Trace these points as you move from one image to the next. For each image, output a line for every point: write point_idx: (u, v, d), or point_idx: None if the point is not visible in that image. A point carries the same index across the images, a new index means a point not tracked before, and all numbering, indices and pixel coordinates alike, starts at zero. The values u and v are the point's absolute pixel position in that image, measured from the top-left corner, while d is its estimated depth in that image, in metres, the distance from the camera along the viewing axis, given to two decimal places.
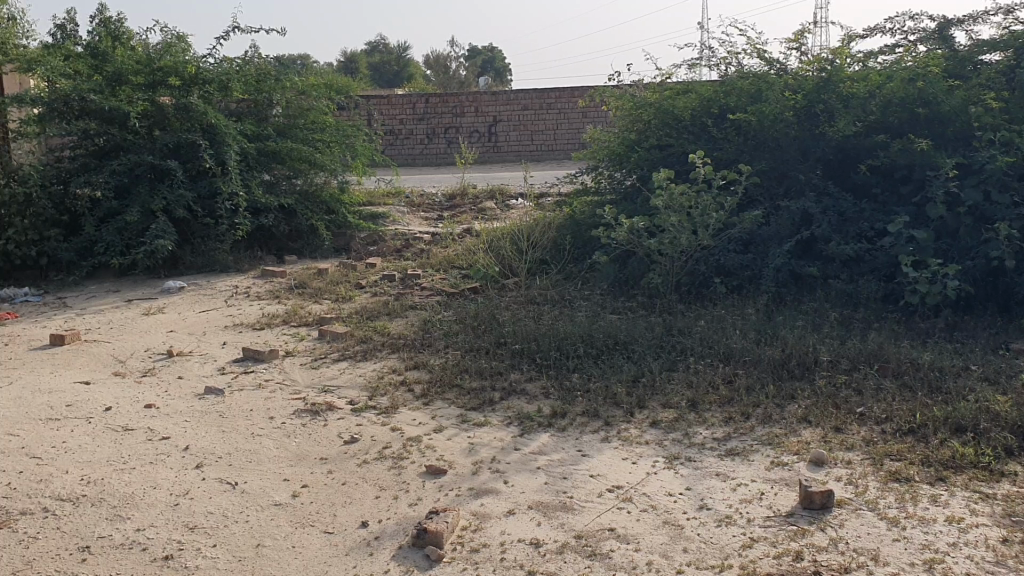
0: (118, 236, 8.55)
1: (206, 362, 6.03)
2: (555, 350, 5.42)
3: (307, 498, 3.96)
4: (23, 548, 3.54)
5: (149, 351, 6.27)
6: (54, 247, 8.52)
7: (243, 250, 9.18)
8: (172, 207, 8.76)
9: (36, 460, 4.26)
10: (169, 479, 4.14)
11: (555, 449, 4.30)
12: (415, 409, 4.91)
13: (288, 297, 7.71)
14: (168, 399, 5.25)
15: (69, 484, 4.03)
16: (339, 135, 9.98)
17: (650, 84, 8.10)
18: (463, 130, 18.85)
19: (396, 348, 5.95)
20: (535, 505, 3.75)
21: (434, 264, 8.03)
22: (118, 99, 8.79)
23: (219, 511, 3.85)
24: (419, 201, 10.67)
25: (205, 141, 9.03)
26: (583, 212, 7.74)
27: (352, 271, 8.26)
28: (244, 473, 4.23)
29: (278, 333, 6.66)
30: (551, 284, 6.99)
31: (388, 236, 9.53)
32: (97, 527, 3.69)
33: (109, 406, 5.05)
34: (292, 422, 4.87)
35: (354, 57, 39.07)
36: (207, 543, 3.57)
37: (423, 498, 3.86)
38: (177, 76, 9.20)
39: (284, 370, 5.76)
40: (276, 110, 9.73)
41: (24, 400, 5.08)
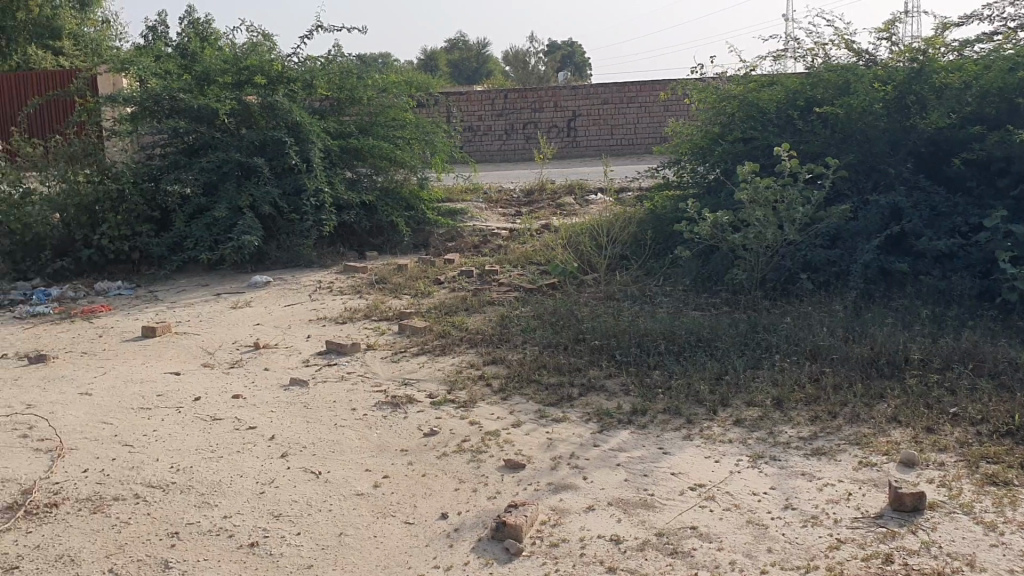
0: (206, 232, 8.79)
1: (290, 354, 6.15)
2: (635, 347, 5.37)
3: (388, 489, 3.99)
4: (116, 533, 3.65)
5: (237, 344, 6.42)
6: (146, 242, 8.80)
7: (325, 246, 9.33)
8: (257, 204, 8.96)
9: (128, 448, 4.40)
10: (254, 468, 4.23)
11: (635, 446, 4.26)
12: (493, 403, 4.91)
13: (368, 292, 7.80)
14: (254, 390, 5.37)
15: (159, 471, 4.15)
16: (419, 132, 10.01)
17: (733, 76, 7.97)
18: (542, 125, 18.83)
19: (474, 344, 5.97)
20: (616, 502, 3.71)
21: (513, 260, 8.04)
22: (207, 98, 9.04)
23: (303, 500, 3.91)
24: (497, 197, 10.70)
25: (290, 138, 9.21)
26: (664, 207, 7.66)
27: (431, 266, 8.32)
28: (326, 463, 4.29)
29: (360, 327, 6.75)
30: (631, 280, 6.92)
31: (467, 232, 9.55)
32: (186, 514, 3.78)
33: (197, 397, 5.19)
34: (373, 414, 4.92)
35: (434, 55, 39.44)
36: (291, 531, 3.64)
37: (502, 492, 3.85)
38: (263, 75, 9.42)
39: (366, 363, 5.83)
40: (358, 107, 9.87)
41: (118, 389, 5.26)
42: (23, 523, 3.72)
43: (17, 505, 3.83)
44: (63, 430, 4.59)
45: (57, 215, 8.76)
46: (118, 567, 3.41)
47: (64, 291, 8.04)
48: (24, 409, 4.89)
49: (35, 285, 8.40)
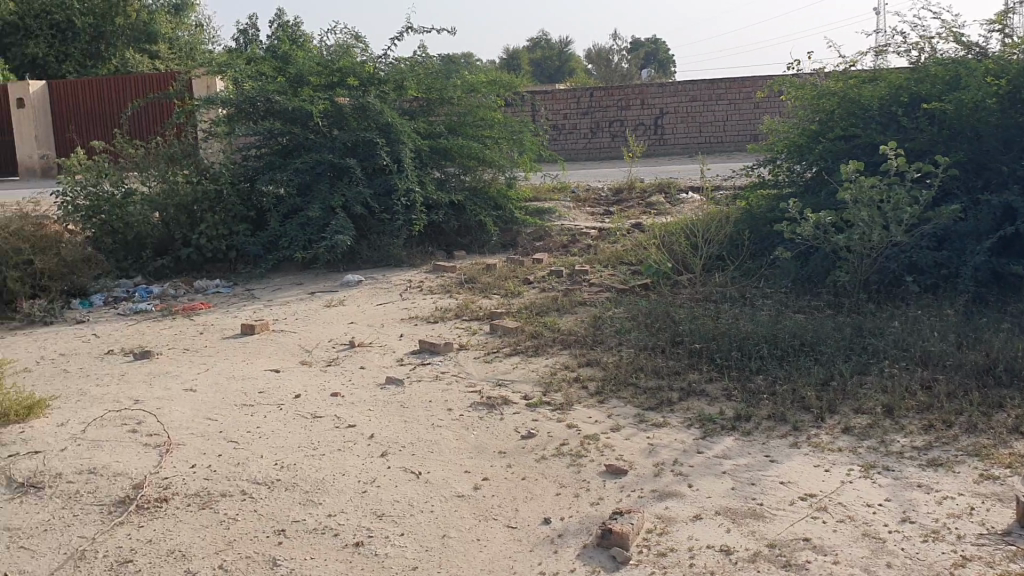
0: (300, 231, 8.93)
1: (385, 353, 6.19)
2: (736, 351, 5.25)
3: (489, 491, 3.97)
4: (224, 528, 3.69)
5: (332, 342, 6.50)
6: (242, 241, 8.98)
7: (415, 245, 9.39)
8: (349, 204, 9.06)
9: (233, 444, 4.47)
10: (356, 467, 4.25)
11: (740, 454, 4.15)
12: (591, 406, 4.85)
13: (458, 291, 7.81)
14: (352, 388, 5.41)
15: (264, 468, 4.20)
16: (508, 132, 9.98)
17: (832, 72, 7.74)
18: (628, 123, 18.67)
19: (569, 344, 5.91)
20: (723, 511, 3.62)
21: (603, 259, 7.96)
22: (301, 100, 9.19)
23: (405, 500, 3.91)
24: (585, 195, 10.62)
25: (381, 138, 9.29)
26: (760, 207, 7.49)
27: (520, 266, 8.29)
28: (426, 463, 4.29)
29: (452, 326, 6.75)
30: (727, 281, 6.78)
31: (555, 231, 9.49)
32: (292, 511, 3.81)
33: (297, 394, 5.25)
34: (470, 414, 4.90)
35: (516, 54, 39.51)
36: (395, 532, 3.64)
37: (605, 497, 3.79)
38: (355, 76, 9.53)
39: (460, 363, 5.82)
40: (447, 107, 9.91)
41: (221, 386, 5.36)
42: (136, 517, 3.78)
43: (129, 498, 3.91)
44: (170, 425, 4.69)
45: (158, 215, 9.01)
46: (228, 563, 3.46)
47: (165, 288, 8.26)
48: (133, 403, 5.01)
49: (137, 282, 8.66)
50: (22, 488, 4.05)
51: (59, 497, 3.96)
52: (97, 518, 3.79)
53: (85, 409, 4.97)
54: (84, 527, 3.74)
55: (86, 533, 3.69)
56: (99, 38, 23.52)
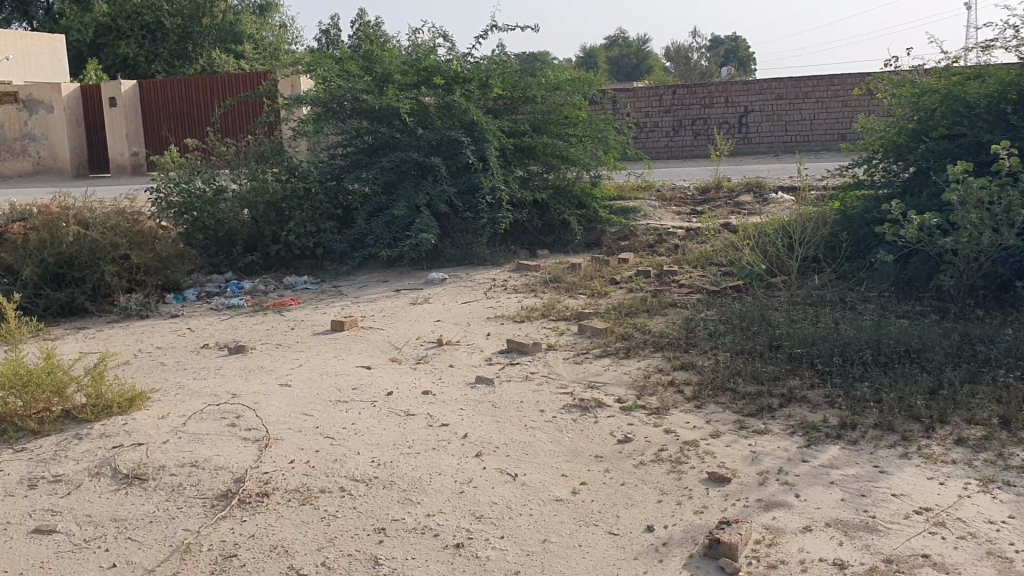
0: (385, 229, 8.98)
1: (474, 352, 6.16)
2: (837, 357, 5.09)
3: (588, 495, 3.90)
4: (325, 525, 3.69)
5: (421, 339, 6.51)
6: (329, 238, 9.07)
7: (499, 244, 9.37)
8: (434, 202, 9.08)
9: (330, 440, 4.49)
10: (452, 466, 4.23)
11: (848, 464, 4.01)
12: (688, 411, 4.74)
13: (544, 291, 7.76)
14: (443, 387, 5.40)
15: (361, 465, 4.20)
16: (593, 130, 9.88)
17: (934, 68, 7.47)
18: (712, 121, 18.40)
19: (661, 347, 5.81)
20: (834, 523, 3.49)
21: (692, 260, 7.83)
22: (387, 98, 9.25)
23: (503, 502, 3.87)
24: (670, 194, 10.49)
25: (467, 137, 9.29)
26: (856, 208, 7.27)
27: (606, 266, 8.20)
28: (522, 465, 4.25)
29: (539, 326, 6.70)
30: (823, 284, 6.60)
31: (641, 231, 9.36)
32: (390, 510, 3.80)
33: (389, 391, 5.26)
34: (563, 416, 4.84)
35: (594, 52, 39.34)
36: (495, 534, 3.60)
37: (709, 506, 3.70)
38: (441, 75, 9.55)
39: (549, 364, 5.76)
40: (532, 106, 9.86)
41: (315, 382, 5.40)
42: (238, 511, 3.80)
43: (231, 492, 3.93)
44: (268, 420, 4.72)
45: (247, 212, 9.15)
46: (330, 560, 3.45)
47: (255, 284, 8.38)
48: (231, 397, 5.08)
49: (228, 278, 8.81)
50: (127, 479, 4.10)
51: (163, 489, 3.99)
52: (200, 511, 3.81)
53: (185, 402, 5.05)
54: (188, 520, 3.75)
55: (190, 526, 3.70)
56: (186, 39, 24.10)
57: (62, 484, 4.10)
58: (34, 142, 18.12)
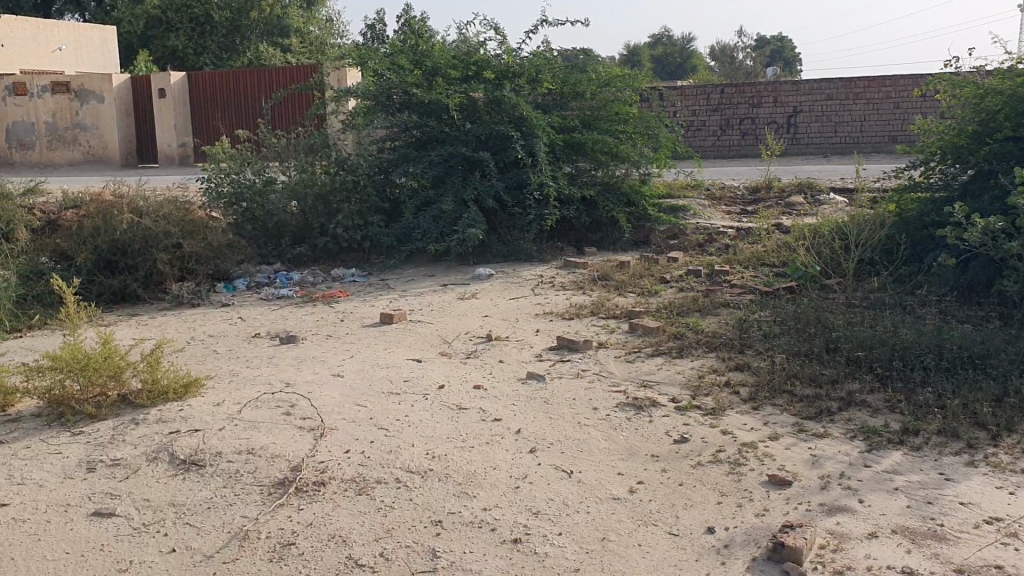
0: (433, 223, 8.98)
1: (523, 348, 6.13)
2: (897, 361, 4.99)
3: (645, 495, 3.86)
4: (382, 515, 3.68)
5: (470, 334, 6.49)
6: (376, 231, 9.09)
7: (546, 240, 9.34)
8: (482, 197, 9.07)
9: (384, 431, 4.48)
10: (506, 461, 4.20)
11: (911, 470, 3.93)
12: (744, 413, 4.68)
13: (592, 288, 7.71)
14: (494, 382, 5.38)
15: (416, 457, 4.19)
16: (643, 127, 9.80)
17: (997, 69, 7.32)
18: (760, 121, 18.23)
19: (714, 347, 5.74)
20: (901, 530, 3.42)
21: (743, 260, 7.75)
22: (438, 92, 9.25)
23: (560, 498, 3.84)
24: (720, 193, 10.42)
25: (516, 131, 9.26)
26: (914, 211, 7.14)
27: (656, 264, 8.14)
28: (577, 462, 4.21)
29: (588, 323, 6.65)
30: (879, 287, 6.49)
31: (690, 230, 9.27)
32: (447, 503, 3.78)
33: (441, 385, 5.25)
34: (617, 415, 4.79)
35: (638, 50, 39.18)
36: (553, 531, 3.56)
37: (770, 509, 3.64)
38: (492, 70, 9.53)
39: (600, 361, 5.71)
40: (581, 101, 9.81)
41: (366, 373, 5.41)
42: (295, 500, 3.81)
43: (288, 480, 3.93)
44: (322, 410, 4.73)
45: (296, 204, 9.20)
46: (389, 551, 3.43)
47: (304, 275, 8.42)
48: (284, 386, 5.10)
49: (276, 269, 8.85)
50: (184, 464, 4.11)
51: (221, 475, 4.00)
52: (257, 499, 3.82)
53: (239, 390, 5.07)
54: (245, 507, 3.76)
55: (248, 513, 3.70)
56: (234, 32, 24.32)
57: (120, 468, 4.12)
58: (84, 130, 18.38)
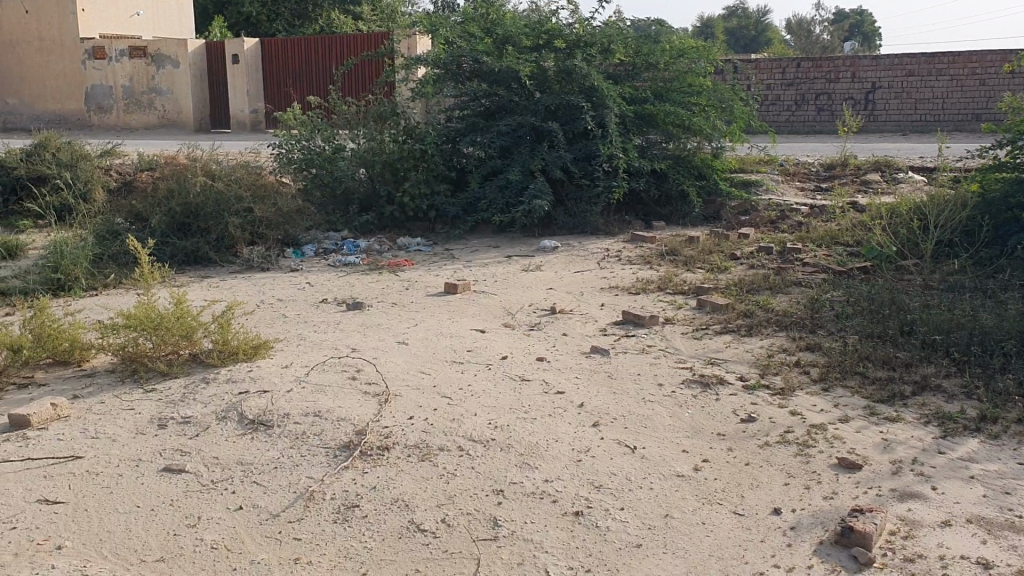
0: (500, 193, 8.95)
1: (589, 321, 6.09)
2: (976, 347, 4.83)
3: (710, 473, 3.80)
4: (444, 482, 3.69)
5: (534, 306, 6.47)
6: (442, 201, 9.10)
7: (613, 214, 9.25)
8: (549, 168, 9.00)
9: (447, 400, 4.49)
10: (569, 434, 4.18)
11: (988, 459, 3.80)
12: (814, 394, 4.57)
13: (660, 263, 7.61)
14: (558, 354, 5.35)
15: (479, 426, 4.19)
16: (716, 99, 9.59)
17: None
18: (837, 97, 17.78)
19: (784, 326, 5.63)
20: (977, 520, 3.31)
21: (815, 239, 7.57)
22: (508, 61, 9.17)
23: (623, 473, 3.80)
24: (794, 169, 10.20)
25: (586, 102, 9.14)
26: (998, 191, 6.88)
27: (725, 240, 8.00)
28: (641, 438, 4.17)
29: (655, 299, 6.57)
30: (959, 270, 6.29)
31: (761, 206, 9.09)
32: (509, 473, 3.78)
33: (505, 355, 5.24)
34: (683, 391, 4.73)
35: (712, 23, 38.47)
36: (616, 506, 3.53)
37: (840, 492, 3.56)
38: (563, 39, 9.42)
39: (666, 337, 5.64)
40: (654, 73, 9.65)
41: (430, 341, 5.42)
42: (359, 463, 3.84)
43: (353, 443, 3.97)
44: (387, 376, 4.76)
45: (365, 171, 9.24)
46: (450, 518, 3.44)
47: (370, 243, 8.46)
48: (350, 351, 5.14)
49: (343, 235, 8.91)
50: (252, 424, 4.17)
51: (287, 437, 4.05)
52: (323, 460, 3.86)
53: (305, 353, 5.13)
54: (311, 468, 3.80)
55: (313, 475, 3.74)
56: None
57: (190, 426, 4.20)
58: (160, 95, 18.79)
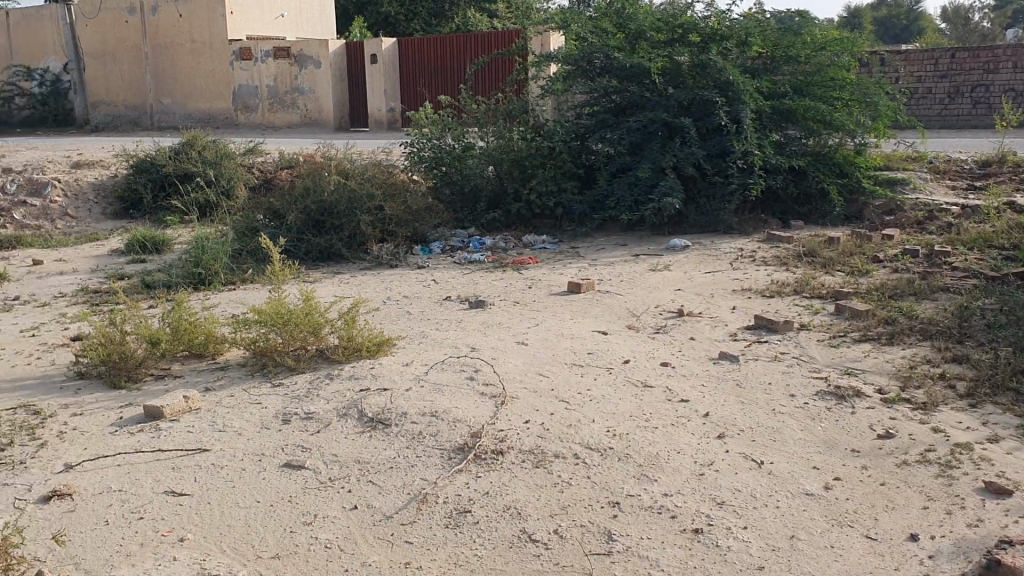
0: (629, 191, 8.78)
1: (717, 325, 5.87)
2: None
3: (842, 493, 3.57)
4: (558, 492, 3.60)
5: (661, 308, 6.29)
6: (571, 198, 9.01)
7: (748, 213, 8.93)
8: (681, 165, 8.76)
9: (565, 405, 4.40)
10: (691, 445, 4.02)
11: None
12: (960, 410, 4.25)
13: (795, 265, 7.29)
14: (683, 360, 5.17)
15: (597, 434, 4.08)
16: (860, 94, 9.16)
17: None
18: (996, 88, 16.72)
19: (929, 335, 5.27)
20: None
21: (967, 241, 7.09)
22: (640, 56, 8.97)
23: (747, 489, 3.62)
24: (944, 167, 9.62)
25: (721, 97, 8.84)
26: None
27: (867, 242, 7.59)
28: (768, 452, 3.96)
29: (789, 303, 6.28)
30: None
31: (908, 206, 8.60)
32: (626, 484, 3.66)
33: (627, 359, 5.11)
34: (816, 403, 4.48)
35: (860, 12, 36.93)
36: (738, 524, 3.36)
37: (986, 520, 3.28)
38: (697, 33, 9.14)
39: (800, 345, 5.37)
40: (793, 66, 9.26)
41: (551, 343, 5.34)
42: (474, 467, 3.79)
43: (468, 446, 3.93)
44: (505, 377, 4.71)
45: (494, 169, 9.25)
46: (563, 529, 3.35)
47: (496, 241, 8.46)
48: (470, 351, 5.13)
49: (471, 233, 8.95)
50: (371, 422, 4.20)
51: (404, 436, 4.05)
52: (438, 462, 3.84)
53: (427, 352, 5.14)
54: (426, 470, 3.78)
55: (428, 477, 3.72)
56: None
57: (313, 422, 4.25)
58: (303, 93, 19.30)
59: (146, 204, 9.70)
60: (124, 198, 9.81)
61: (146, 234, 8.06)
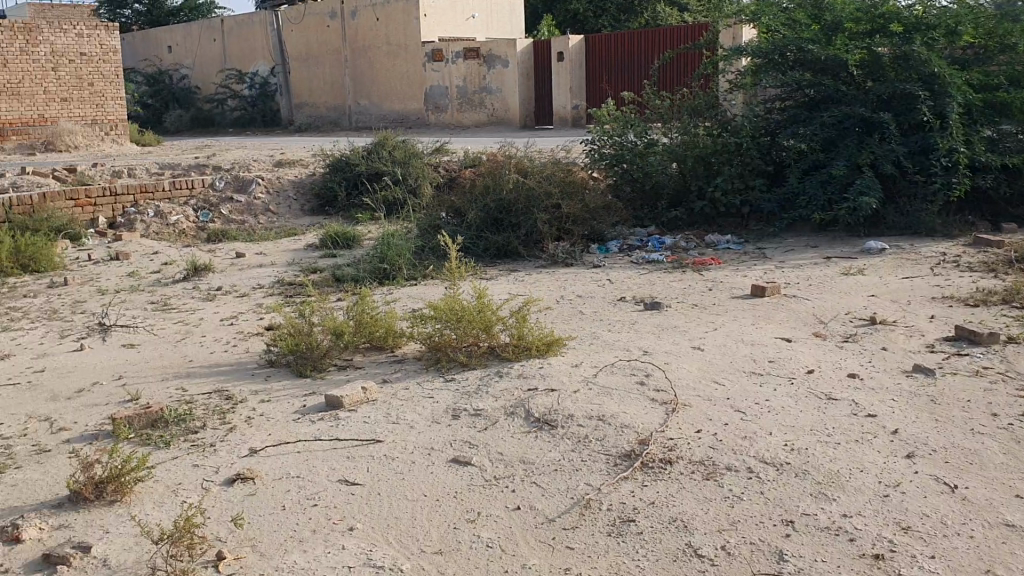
0: (821, 190, 8.36)
1: (914, 335, 5.47)
2: None
3: None
4: (727, 506, 3.45)
5: (851, 315, 5.94)
6: (757, 197, 8.68)
7: (954, 214, 8.30)
8: (879, 162, 8.24)
9: (740, 415, 4.21)
10: (876, 464, 3.75)
11: None
12: None
13: (1006, 271, 6.70)
14: (873, 371, 4.84)
15: (772, 447, 3.89)
16: None
17: None
18: None
19: None
20: None
21: None
22: (836, 48, 8.52)
23: (937, 516, 3.34)
24: None
25: (925, 90, 8.26)
26: None
27: None
28: (964, 476, 3.64)
29: (997, 313, 5.77)
30: None
31: None
32: (801, 503, 3.46)
33: (810, 369, 4.85)
34: (1022, 425, 4.07)
35: None
36: (924, 552, 3.10)
37: None
38: (900, 22, 8.58)
39: (1009, 360, 4.92)
40: (1010, 55, 8.52)
41: (728, 349, 5.15)
42: (640, 474, 3.70)
43: (635, 453, 3.84)
44: (678, 384, 4.58)
45: (677, 167, 9.05)
46: (731, 545, 3.21)
47: (677, 240, 8.27)
48: (642, 354, 5.02)
49: (652, 232, 8.81)
50: (537, 423, 4.18)
51: (570, 439, 4.01)
52: (604, 468, 3.77)
53: (598, 353, 5.08)
54: (591, 474, 3.72)
55: (592, 482, 3.66)
56: None
57: (481, 419, 4.27)
58: (490, 94, 19.46)
59: (340, 201, 10.13)
60: (319, 195, 10.30)
61: (337, 229, 8.42)
